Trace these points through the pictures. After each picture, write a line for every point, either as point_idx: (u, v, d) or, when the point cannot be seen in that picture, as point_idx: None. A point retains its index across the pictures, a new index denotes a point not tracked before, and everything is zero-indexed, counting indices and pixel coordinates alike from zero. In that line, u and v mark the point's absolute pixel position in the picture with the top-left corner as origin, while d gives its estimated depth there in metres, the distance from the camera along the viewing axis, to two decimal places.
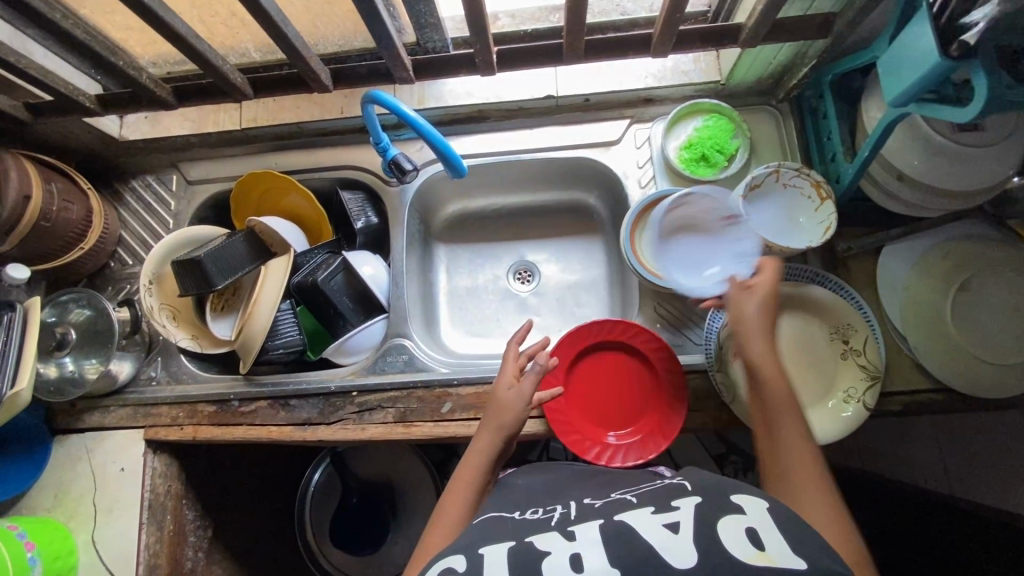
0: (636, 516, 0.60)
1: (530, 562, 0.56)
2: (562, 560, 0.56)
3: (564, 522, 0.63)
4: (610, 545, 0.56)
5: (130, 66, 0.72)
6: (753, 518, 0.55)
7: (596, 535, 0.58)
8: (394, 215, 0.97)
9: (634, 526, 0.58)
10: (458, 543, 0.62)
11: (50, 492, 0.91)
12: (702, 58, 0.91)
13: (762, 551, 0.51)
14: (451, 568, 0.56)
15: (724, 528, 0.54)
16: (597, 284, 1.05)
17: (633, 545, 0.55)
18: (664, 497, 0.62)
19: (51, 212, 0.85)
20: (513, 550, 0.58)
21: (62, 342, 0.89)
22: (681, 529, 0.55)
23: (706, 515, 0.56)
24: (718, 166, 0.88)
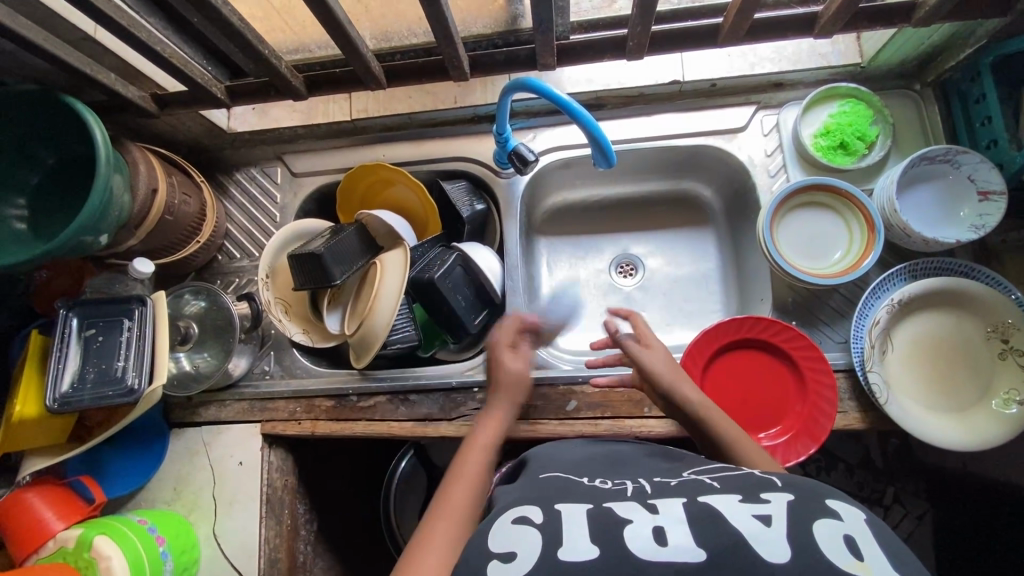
0: (721, 501, 0.53)
1: (611, 530, 0.51)
2: (644, 531, 0.50)
3: (644, 494, 0.57)
4: (697, 524, 0.50)
5: (273, 55, 0.71)
6: (850, 526, 0.49)
7: (681, 512, 0.52)
8: (505, 207, 0.95)
9: (719, 511, 0.51)
10: (531, 492, 0.60)
11: (170, 485, 0.91)
12: (840, 40, 0.86)
13: (860, 561, 0.45)
14: (526, 517, 0.54)
15: (820, 532, 0.48)
16: (708, 278, 1.01)
17: (720, 530, 0.49)
18: (752, 488, 0.54)
19: (174, 206, 0.85)
20: (592, 513, 0.54)
21: (185, 337, 0.88)
22: (775, 521, 0.49)
23: (803, 515, 0.49)
24: (857, 154, 0.84)
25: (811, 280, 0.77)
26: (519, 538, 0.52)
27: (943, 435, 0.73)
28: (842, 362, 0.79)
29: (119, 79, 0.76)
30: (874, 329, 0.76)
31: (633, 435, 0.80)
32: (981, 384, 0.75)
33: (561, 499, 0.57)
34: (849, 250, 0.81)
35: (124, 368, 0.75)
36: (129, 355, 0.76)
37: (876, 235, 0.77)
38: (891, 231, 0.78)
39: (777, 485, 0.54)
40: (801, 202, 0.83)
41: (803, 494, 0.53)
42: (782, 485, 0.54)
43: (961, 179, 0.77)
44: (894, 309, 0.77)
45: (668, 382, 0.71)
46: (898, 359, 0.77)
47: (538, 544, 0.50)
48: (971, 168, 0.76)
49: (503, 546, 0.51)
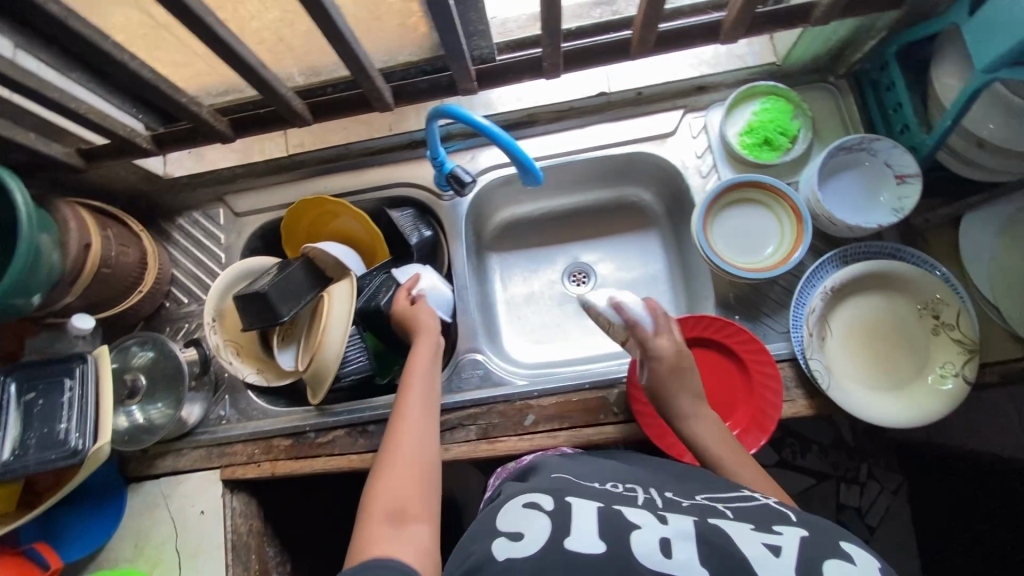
0: (733, 527, 0.53)
1: (620, 531, 0.53)
2: (651, 538, 0.52)
3: (654, 504, 0.59)
4: (704, 540, 0.51)
5: (191, 102, 0.72)
6: (864, 570, 0.48)
7: (690, 526, 0.53)
8: (450, 228, 0.96)
9: (729, 535, 0.52)
10: (546, 484, 0.62)
11: (131, 542, 0.88)
12: (755, 42, 0.91)
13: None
14: (536, 505, 0.58)
15: (829, 572, 0.47)
16: (657, 279, 1.03)
17: (727, 553, 0.50)
18: (765, 519, 0.55)
19: (111, 258, 0.83)
20: (602, 513, 0.56)
21: (133, 390, 0.87)
22: (784, 553, 0.49)
23: (814, 552, 0.49)
24: (782, 149, 0.86)
25: (746, 275, 0.80)
26: (527, 522, 0.55)
27: (886, 413, 0.75)
28: (786, 352, 0.81)
29: (40, 136, 0.75)
30: (811, 318, 0.78)
31: (592, 443, 0.80)
32: (919, 359, 0.78)
33: (573, 495, 0.59)
34: (781, 243, 0.83)
35: (66, 430, 0.74)
36: (72, 416, 0.74)
37: (804, 225, 0.79)
38: (818, 220, 0.81)
39: (792, 520, 0.54)
40: (733, 199, 0.85)
41: (816, 530, 0.53)
42: (796, 521, 0.54)
43: (879, 165, 0.80)
44: (828, 296, 0.79)
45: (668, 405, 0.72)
46: (838, 342, 0.80)
47: (546, 528, 0.53)
48: (888, 155, 0.78)
49: (511, 527, 0.55)
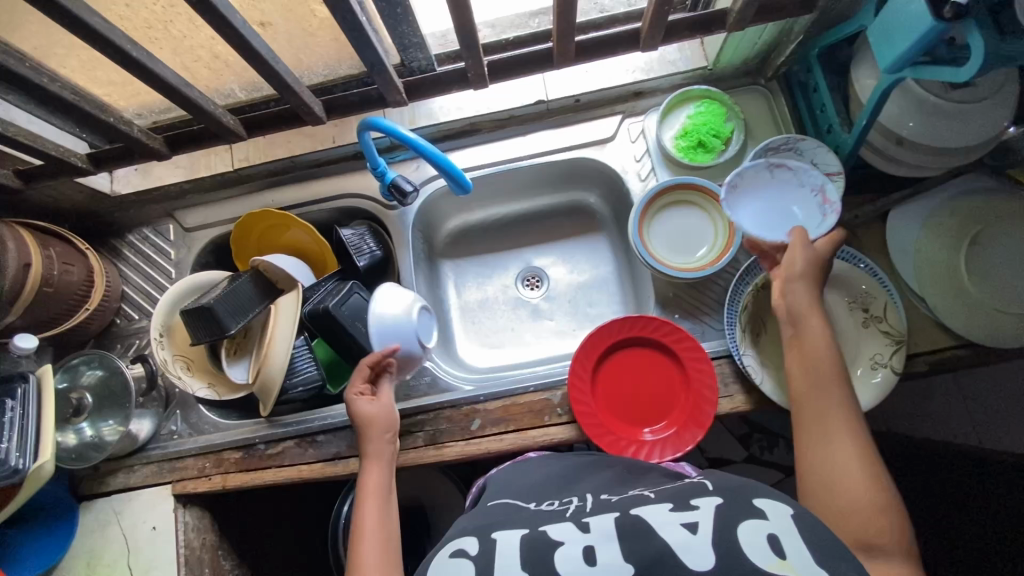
0: (654, 513, 0.55)
1: (545, 552, 0.53)
2: (575, 552, 0.53)
3: (581, 511, 0.59)
4: (626, 539, 0.52)
5: (121, 121, 0.73)
6: (776, 524, 0.50)
7: (612, 527, 0.54)
8: (397, 237, 0.97)
9: (649, 524, 0.53)
10: (476, 523, 0.61)
11: (82, 561, 0.88)
12: (686, 47, 0.91)
13: (782, 560, 0.47)
14: (462, 551, 0.57)
15: (743, 537, 0.49)
16: (607, 281, 1.05)
17: (648, 543, 0.51)
18: (686, 495, 0.57)
19: (53, 277, 0.84)
20: (528, 538, 0.56)
21: (78, 408, 0.87)
22: (700, 528, 0.51)
23: (729, 518, 0.51)
24: (716, 150, 0.88)
25: (681, 274, 0.82)
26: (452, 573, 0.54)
27: None
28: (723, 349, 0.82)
29: None
30: (744, 315, 0.80)
31: (537, 445, 0.82)
32: (851, 353, 0.79)
33: (499, 528, 0.59)
34: (714, 245, 0.85)
35: (5, 450, 0.74)
36: (10, 436, 0.74)
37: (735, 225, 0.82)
38: None
39: (709, 490, 0.56)
40: (670, 200, 0.87)
41: (731, 494, 0.54)
42: (711, 489, 0.56)
43: (804, 165, 0.82)
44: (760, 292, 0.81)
45: (796, 277, 0.70)
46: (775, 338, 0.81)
47: None
48: (813, 152, 0.80)
49: None
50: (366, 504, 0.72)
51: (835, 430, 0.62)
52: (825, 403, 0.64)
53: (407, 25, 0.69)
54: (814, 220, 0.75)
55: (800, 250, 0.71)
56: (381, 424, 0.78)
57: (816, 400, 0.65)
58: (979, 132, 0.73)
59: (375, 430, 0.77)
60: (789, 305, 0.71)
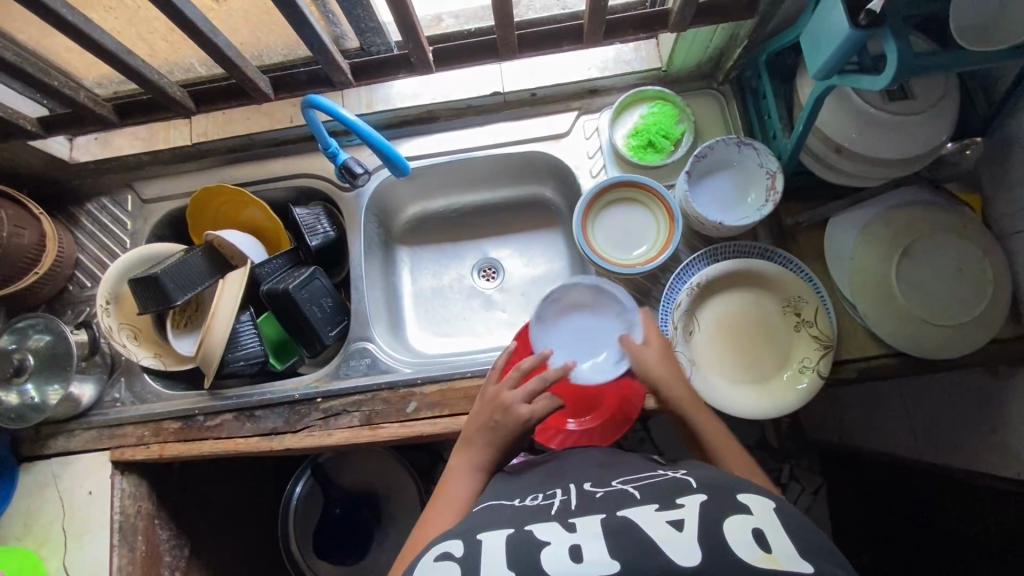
0: (639, 512, 0.56)
1: (529, 554, 0.54)
2: (561, 550, 0.54)
3: (564, 510, 0.60)
4: (612, 536, 0.54)
5: (66, 86, 0.74)
6: (761, 519, 0.53)
7: (598, 527, 0.56)
8: (350, 220, 0.98)
9: (638, 523, 0.55)
10: (461, 525, 0.61)
11: (17, 520, 0.90)
12: (643, 47, 0.92)
13: (768, 553, 0.49)
14: (449, 554, 0.56)
15: (727, 534, 0.51)
16: (560, 276, 1.06)
17: (635, 540, 0.53)
18: (671, 493, 0.59)
19: (2, 238, 0.85)
20: (514, 538, 0.56)
21: (20, 368, 0.88)
22: (686, 526, 0.53)
23: (713, 514, 0.53)
24: (665, 151, 0.90)
25: (619, 270, 0.83)
26: None
27: (742, 407, 0.78)
28: None
29: None
30: (676, 312, 0.82)
31: None
32: (780, 356, 0.81)
33: (484, 531, 0.58)
34: (651, 246, 0.86)
35: None
36: None
37: (675, 225, 0.83)
38: (691, 219, 0.84)
39: (695, 488, 0.59)
40: (616, 196, 0.88)
41: (714, 492, 0.57)
42: (696, 487, 0.58)
43: (744, 166, 0.83)
44: (696, 291, 0.82)
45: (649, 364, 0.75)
46: (707, 337, 0.82)
47: None
48: (756, 159, 0.82)
49: None
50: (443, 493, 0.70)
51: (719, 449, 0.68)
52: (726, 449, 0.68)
53: (357, 9, 0.70)
54: (760, 205, 0.81)
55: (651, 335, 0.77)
56: (490, 436, 0.72)
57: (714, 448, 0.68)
58: (912, 144, 0.75)
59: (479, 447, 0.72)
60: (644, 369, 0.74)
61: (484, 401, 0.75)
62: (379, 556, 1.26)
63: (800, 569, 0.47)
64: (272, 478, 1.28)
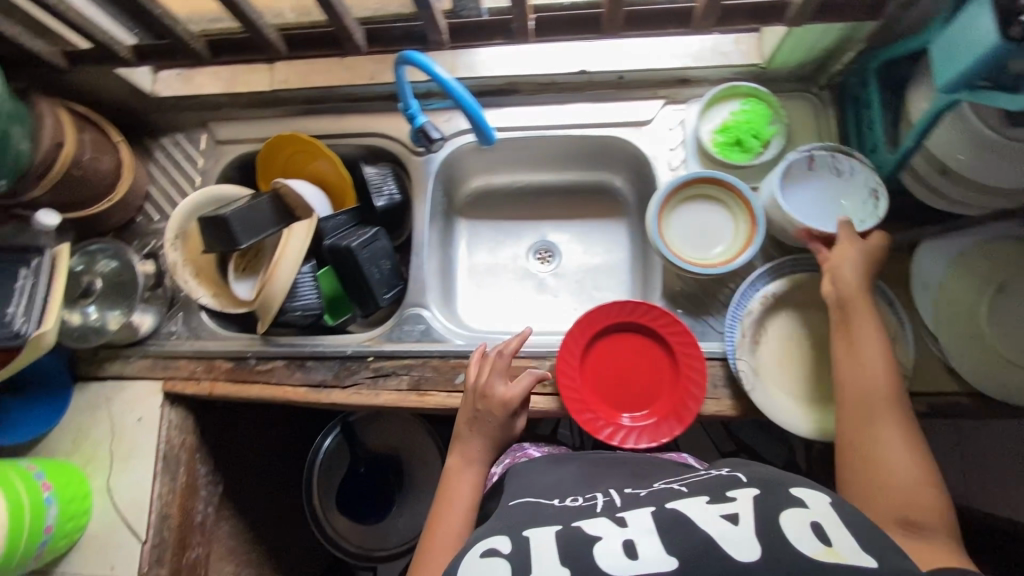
0: (689, 506, 0.56)
1: (581, 548, 0.54)
2: (615, 547, 0.53)
3: (611, 506, 0.60)
4: (667, 532, 0.53)
5: (168, 15, 0.74)
6: (818, 512, 0.53)
7: (650, 522, 0.55)
8: (418, 184, 0.97)
9: (691, 518, 0.54)
10: (503, 521, 0.60)
11: (69, 436, 0.93)
12: (743, 40, 0.89)
13: (828, 547, 0.49)
14: (496, 550, 0.56)
15: (785, 525, 0.51)
16: (618, 268, 1.04)
17: (689, 536, 0.52)
18: (719, 489, 0.59)
19: (83, 161, 0.86)
20: (562, 534, 0.56)
21: (87, 291, 0.90)
22: (741, 519, 0.53)
23: (766, 511, 0.53)
24: (752, 151, 0.86)
25: (692, 269, 0.80)
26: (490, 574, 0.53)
27: (807, 424, 0.75)
28: (718, 351, 0.81)
29: (26, 32, 0.77)
30: (746, 319, 0.78)
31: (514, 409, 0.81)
32: None
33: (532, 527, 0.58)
34: (732, 243, 0.83)
35: (13, 314, 0.77)
36: (21, 301, 0.78)
37: (757, 228, 0.80)
38: (774, 226, 0.81)
39: (742, 483, 0.59)
40: (688, 194, 0.85)
41: (765, 488, 0.57)
42: (746, 483, 0.58)
43: (844, 174, 0.78)
44: (768, 301, 0.79)
45: (842, 275, 0.71)
46: (773, 348, 0.79)
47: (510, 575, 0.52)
48: (830, 164, 0.79)
49: None
50: (453, 486, 0.73)
51: (881, 417, 0.65)
52: (873, 386, 0.66)
53: None
54: (857, 214, 0.77)
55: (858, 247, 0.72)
56: (482, 428, 0.75)
57: (866, 383, 0.66)
58: None
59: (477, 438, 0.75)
60: (838, 292, 0.71)
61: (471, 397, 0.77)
62: (393, 526, 1.26)
63: (865, 562, 0.48)
64: (302, 430, 1.30)
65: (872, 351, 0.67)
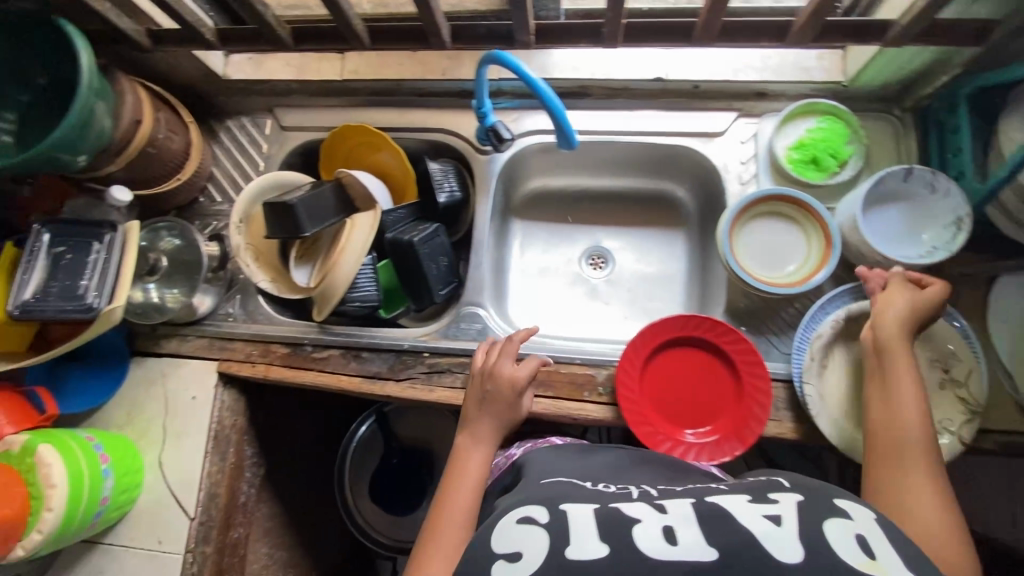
0: (730, 501, 0.53)
1: (618, 527, 0.51)
2: (653, 530, 0.51)
3: (648, 495, 0.58)
4: (706, 523, 0.50)
5: (260, 1, 0.74)
6: (862, 525, 0.49)
7: (689, 511, 0.52)
8: (480, 182, 0.97)
9: (730, 512, 0.51)
10: (534, 494, 0.59)
11: (123, 410, 0.94)
12: (826, 56, 0.87)
13: (873, 560, 0.46)
14: (531, 518, 0.54)
15: (829, 533, 0.48)
16: (674, 279, 1.02)
17: (731, 529, 0.49)
18: (761, 488, 0.55)
19: (157, 139, 0.87)
20: (598, 513, 0.54)
21: (153, 268, 0.93)
22: (786, 521, 0.49)
23: (811, 516, 0.50)
24: (829, 171, 0.84)
25: (763, 288, 0.78)
26: (526, 542, 0.52)
27: None
28: (783, 372, 0.80)
29: (114, 9, 0.78)
30: (816, 342, 0.76)
31: (570, 417, 0.81)
32: None
33: None
34: (806, 261, 0.82)
35: (86, 287, 0.77)
36: (94, 275, 0.78)
37: (832, 250, 0.78)
38: (849, 249, 0.79)
39: (785, 487, 0.55)
40: (757, 211, 0.84)
41: (810, 493, 0.53)
42: (789, 487, 0.55)
43: (931, 202, 0.76)
44: (840, 326, 0.77)
45: (886, 318, 0.69)
46: (840, 374, 0.77)
47: (544, 546, 0.51)
48: (925, 182, 0.76)
49: (507, 548, 0.52)
50: (460, 469, 0.71)
51: (912, 462, 0.61)
52: (903, 435, 0.62)
53: None
54: (934, 245, 0.75)
55: (907, 292, 0.70)
56: (494, 412, 0.75)
57: (897, 425, 0.63)
58: None
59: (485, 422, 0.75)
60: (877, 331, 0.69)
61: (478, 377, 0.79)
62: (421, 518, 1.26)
63: None
64: (339, 418, 1.30)
65: (905, 396, 0.64)
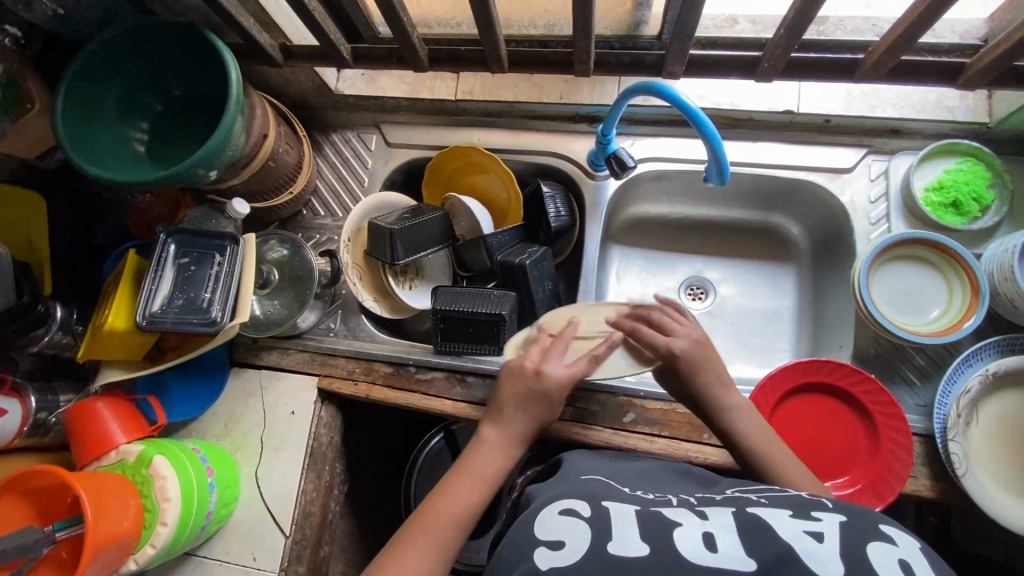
0: (769, 513, 0.48)
1: (660, 528, 0.47)
2: (693, 534, 0.46)
3: (689, 502, 0.53)
4: (746, 533, 0.45)
5: (409, 23, 0.73)
6: (905, 550, 0.43)
7: (731, 520, 0.47)
8: (590, 208, 0.95)
9: (768, 521, 0.46)
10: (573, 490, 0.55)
11: (221, 419, 0.93)
12: (969, 96, 0.84)
13: None
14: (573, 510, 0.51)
15: (874, 558, 0.42)
16: (781, 316, 0.98)
17: (766, 538, 0.44)
18: (802, 505, 0.49)
19: (277, 154, 0.87)
20: (640, 516, 0.50)
21: (266, 281, 0.92)
22: (827, 538, 0.44)
23: (855, 535, 0.44)
24: (969, 215, 0.81)
25: (903, 335, 0.75)
26: (566, 532, 0.49)
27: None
28: (920, 426, 0.76)
29: (256, 25, 0.78)
30: (962, 397, 0.72)
31: (689, 459, 0.78)
32: None
33: None
34: (949, 307, 0.78)
35: (210, 300, 0.77)
36: (217, 289, 0.78)
37: (980, 300, 0.74)
38: (998, 300, 0.75)
39: (828, 506, 0.49)
40: (891, 256, 0.81)
41: (855, 515, 0.47)
42: (833, 506, 0.48)
43: None
44: (987, 379, 0.73)
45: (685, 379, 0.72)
46: (983, 433, 0.73)
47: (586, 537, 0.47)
48: None
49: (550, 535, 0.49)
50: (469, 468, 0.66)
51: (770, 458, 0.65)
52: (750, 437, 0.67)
53: None
54: None
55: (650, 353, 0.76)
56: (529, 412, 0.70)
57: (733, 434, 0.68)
58: None
59: (486, 457, 0.67)
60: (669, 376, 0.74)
61: (507, 375, 0.73)
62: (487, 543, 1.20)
63: None
64: None
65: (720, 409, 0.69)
